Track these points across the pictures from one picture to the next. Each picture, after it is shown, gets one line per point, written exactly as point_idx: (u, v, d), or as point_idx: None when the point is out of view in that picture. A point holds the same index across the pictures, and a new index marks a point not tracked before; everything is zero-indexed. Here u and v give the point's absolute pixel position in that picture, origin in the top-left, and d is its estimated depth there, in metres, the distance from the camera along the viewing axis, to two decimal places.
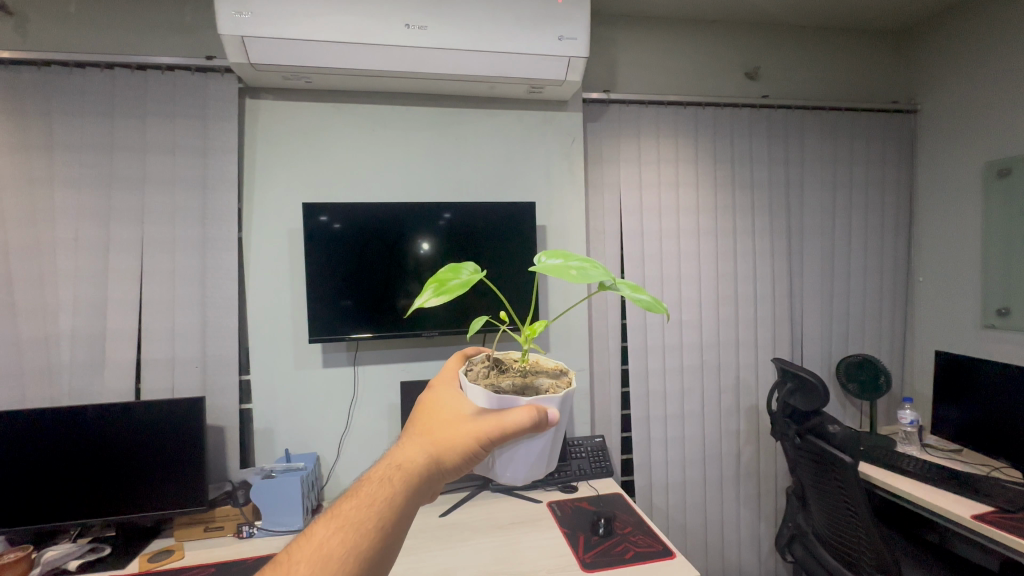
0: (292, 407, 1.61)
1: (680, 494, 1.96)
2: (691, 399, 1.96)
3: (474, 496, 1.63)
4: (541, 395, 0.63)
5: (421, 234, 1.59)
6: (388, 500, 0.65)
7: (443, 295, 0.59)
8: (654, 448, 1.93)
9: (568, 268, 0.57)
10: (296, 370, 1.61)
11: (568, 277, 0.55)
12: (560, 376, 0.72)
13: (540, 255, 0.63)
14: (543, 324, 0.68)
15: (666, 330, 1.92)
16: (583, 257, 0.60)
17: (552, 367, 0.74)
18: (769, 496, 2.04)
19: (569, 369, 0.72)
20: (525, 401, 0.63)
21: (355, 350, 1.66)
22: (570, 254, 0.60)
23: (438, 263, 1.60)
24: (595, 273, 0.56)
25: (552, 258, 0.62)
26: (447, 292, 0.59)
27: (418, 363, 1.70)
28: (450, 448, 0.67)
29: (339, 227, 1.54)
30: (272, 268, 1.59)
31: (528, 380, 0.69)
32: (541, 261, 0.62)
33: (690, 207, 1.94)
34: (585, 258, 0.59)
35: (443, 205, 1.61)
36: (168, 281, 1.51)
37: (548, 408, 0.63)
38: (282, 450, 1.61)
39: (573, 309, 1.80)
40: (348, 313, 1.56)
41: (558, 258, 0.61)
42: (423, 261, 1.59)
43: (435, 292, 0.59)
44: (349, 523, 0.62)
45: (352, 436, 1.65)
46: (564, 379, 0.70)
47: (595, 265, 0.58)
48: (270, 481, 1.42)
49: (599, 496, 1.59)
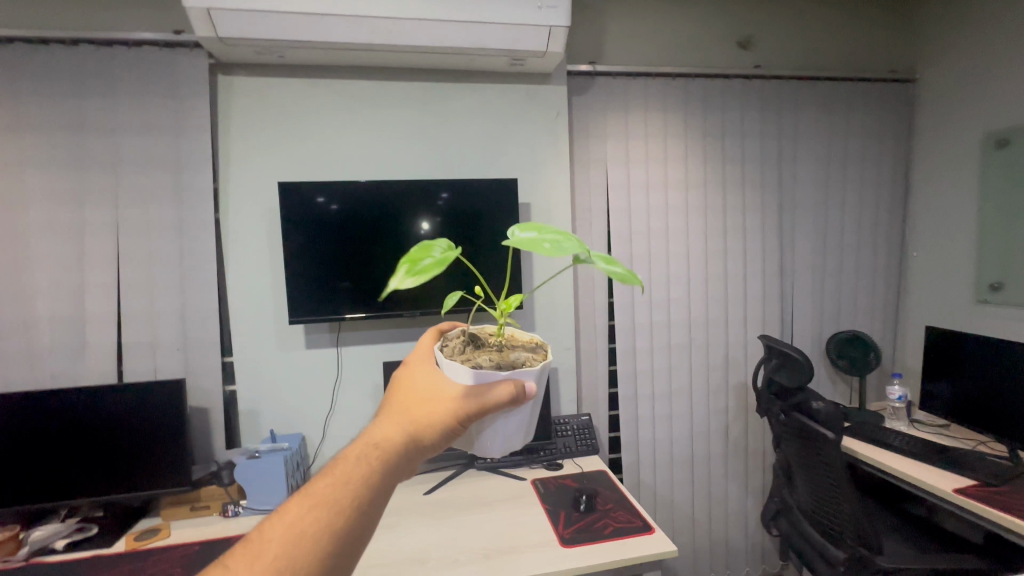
0: (276, 388, 1.61)
1: (667, 470, 1.97)
2: (679, 376, 1.95)
3: (459, 474, 1.63)
4: (518, 371, 0.74)
5: (422, 214, 1.57)
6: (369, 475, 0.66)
7: (414, 276, 0.60)
8: (642, 425, 1.94)
9: (541, 241, 0.57)
10: (279, 350, 1.61)
11: (542, 252, 0.55)
12: (533, 348, 0.83)
13: (512, 228, 0.62)
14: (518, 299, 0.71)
15: (654, 308, 1.90)
16: (556, 228, 0.60)
17: (526, 341, 0.85)
18: (757, 471, 2.04)
19: (542, 341, 0.83)
20: (504, 376, 0.74)
21: (338, 330, 1.65)
22: (543, 226, 0.60)
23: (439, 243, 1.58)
24: (568, 246, 0.56)
25: (525, 230, 0.61)
26: (420, 273, 0.61)
27: (401, 344, 1.69)
28: (431, 424, 0.72)
29: (335, 208, 1.53)
30: (251, 249, 1.57)
31: (504, 354, 0.78)
32: (514, 234, 0.61)
33: (679, 183, 1.90)
34: (559, 230, 0.59)
35: (440, 185, 1.59)
36: (146, 263, 1.49)
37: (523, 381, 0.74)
38: (267, 430, 1.62)
39: (558, 285, 1.78)
40: (331, 293, 1.55)
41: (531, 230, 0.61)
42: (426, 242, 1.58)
43: (407, 274, 0.60)
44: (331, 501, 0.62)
45: (336, 418, 1.66)
46: (538, 352, 0.81)
47: (569, 237, 0.59)
48: (254, 462, 1.43)
49: (583, 473, 1.60)
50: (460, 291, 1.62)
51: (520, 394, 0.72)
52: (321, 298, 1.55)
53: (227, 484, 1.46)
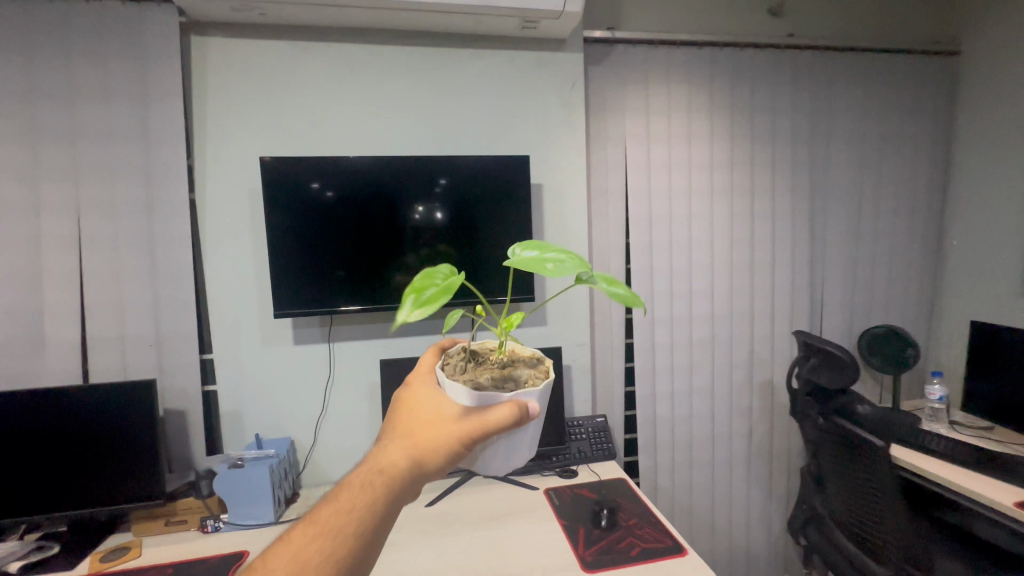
0: (262, 388, 1.46)
1: (686, 475, 1.83)
2: (700, 374, 1.80)
3: (465, 483, 1.49)
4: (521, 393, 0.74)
5: (416, 202, 1.41)
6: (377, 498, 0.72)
7: (421, 306, 0.55)
8: (660, 427, 1.79)
9: (551, 261, 0.57)
10: (264, 346, 1.45)
11: (557, 273, 0.54)
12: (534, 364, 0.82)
13: (515, 248, 0.61)
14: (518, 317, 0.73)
15: (674, 300, 1.75)
16: (561, 248, 0.61)
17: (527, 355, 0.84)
18: (781, 475, 1.91)
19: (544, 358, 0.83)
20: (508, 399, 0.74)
21: (329, 325, 1.49)
22: (549, 246, 0.60)
23: (431, 232, 1.42)
24: (577, 265, 0.56)
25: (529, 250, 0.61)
26: (426, 303, 0.56)
27: (397, 339, 1.53)
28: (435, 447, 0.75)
29: (330, 196, 1.36)
30: (232, 234, 1.40)
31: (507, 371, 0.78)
32: (519, 255, 0.61)
33: (704, 164, 1.73)
34: (562, 249, 0.60)
35: (437, 169, 1.42)
36: (111, 248, 1.32)
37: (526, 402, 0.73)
38: (252, 435, 1.46)
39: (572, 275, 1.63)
40: (320, 285, 1.39)
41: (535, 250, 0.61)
42: (417, 227, 1.41)
43: (414, 305, 0.55)
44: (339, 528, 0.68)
45: (329, 421, 1.51)
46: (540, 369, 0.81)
47: (574, 256, 0.59)
48: (236, 472, 1.28)
49: (601, 482, 1.46)
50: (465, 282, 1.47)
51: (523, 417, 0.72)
52: (309, 292, 1.39)
53: (207, 496, 1.31)
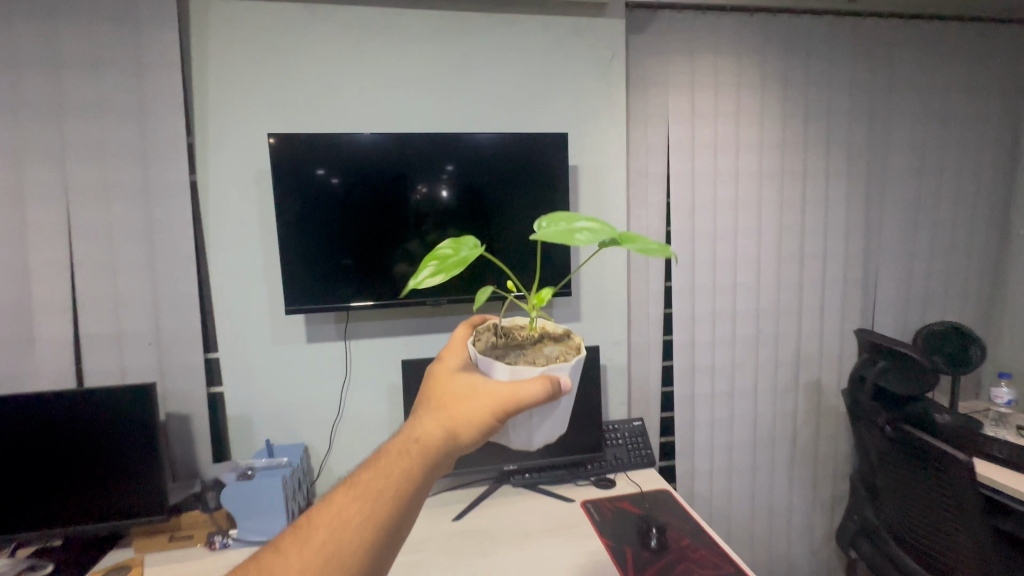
0: (272, 389, 1.34)
1: (726, 481, 1.70)
2: (743, 374, 1.67)
3: (493, 493, 1.37)
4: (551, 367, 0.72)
5: (416, 182, 1.26)
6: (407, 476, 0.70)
7: (442, 273, 0.57)
8: (699, 430, 1.66)
9: (571, 232, 0.55)
10: (274, 344, 1.32)
11: (570, 242, 0.53)
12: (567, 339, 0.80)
13: (540, 218, 0.60)
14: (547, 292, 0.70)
15: (717, 294, 1.61)
16: (588, 220, 0.58)
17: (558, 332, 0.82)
18: (827, 482, 1.78)
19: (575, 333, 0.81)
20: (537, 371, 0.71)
21: (345, 321, 1.35)
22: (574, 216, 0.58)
23: (434, 216, 1.28)
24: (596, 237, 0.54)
25: (556, 221, 0.60)
26: (446, 270, 0.57)
27: (418, 337, 1.40)
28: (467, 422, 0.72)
29: (336, 182, 1.22)
30: (237, 221, 1.26)
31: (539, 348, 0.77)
32: (544, 225, 0.59)
33: (753, 145, 1.57)
34: (591, 220, 0.57)
35: (446, 150, 1.27)
36: (105, 237, 1.19)
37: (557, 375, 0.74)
38: (262, 440, 1.35)
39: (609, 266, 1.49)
40: (329, 277, 1.26)
41: (559, 222, 0.59)
42: (416, 211, 1.27)
43: (433, 271, 0.57)
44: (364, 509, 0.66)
45: (345, 425, 1.39)
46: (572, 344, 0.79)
47: (599, 227, 0.56)
48: (247, 484, 1.16)
49: (643, 494, 1.33)
50: (493, 275, 1.33)
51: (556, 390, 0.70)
52: (316, 284, 1.26)
53: (213, 510, 1.20)
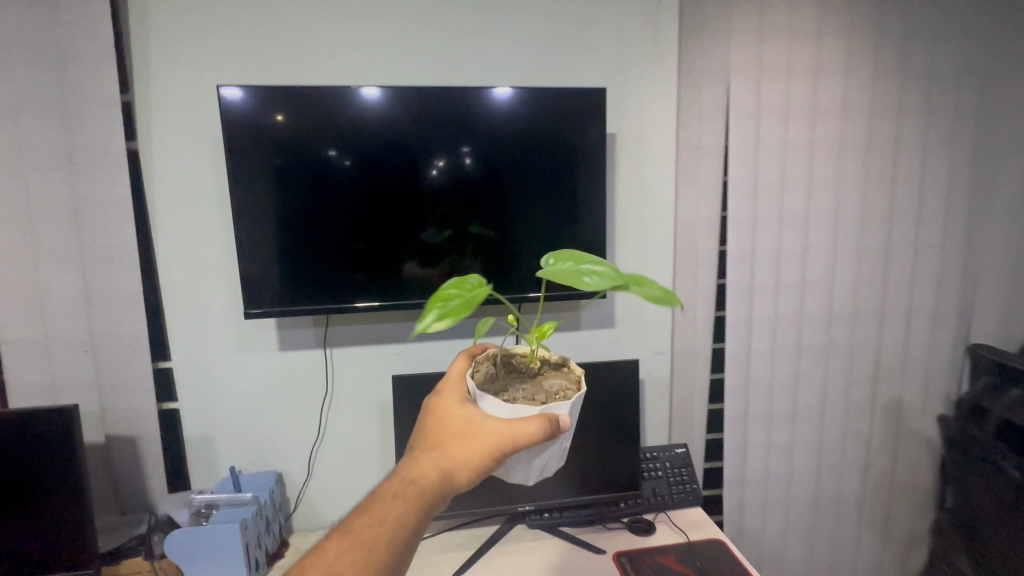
0: (240, 406, 1.11)
1: (782, 517, 1.43)
2: (808, 390, 1.38)
3: (505, 536, 1.12)
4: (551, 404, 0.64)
5: (433, 156, 1.02)
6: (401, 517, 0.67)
7: (447, 318, 0.50)
8: (752, 457, 1.39)
9: (580, 275, 0.56)
10: (241, 352, 1.09)
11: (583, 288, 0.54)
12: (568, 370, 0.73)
13: (546, 256, 0.63)
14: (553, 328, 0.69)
15: (780, 295, 1.32)
16: (594, 258, 0.60)
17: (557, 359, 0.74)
18: (902, 517, 1.49)
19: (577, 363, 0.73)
20: (537, 410, 0.65)
21: (326, 326, 1.11)
22: (581, 256, 0.60)
23: (454, 199, 1.05)
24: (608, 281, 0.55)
25: (561, 259, 0.62)
26: (451, 314, 0.50)
27: (417, 345, 1.15)
28: (462, 461, 0.67)
29: (346, 163, 1.00)
30: (190, 200, 1.02)
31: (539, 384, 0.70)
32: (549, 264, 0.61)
33: (832, 110, 1.26)
34: (595, 260, 0.59)
35: (468, 118, 1.03)
36: (22, 219, 0.95)
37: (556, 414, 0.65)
38: (226, 466, 1.12)
39: (644, 259, 1.26)
40: (325, 274, 1.03)
41: (566, 259, 0.61)
42: (434, 192, 1.04)
43: (438, 315, 0.50)
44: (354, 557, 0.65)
45: (327, 449, 1.15)
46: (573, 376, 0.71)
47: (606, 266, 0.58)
48: (197, 531, 0.94)
49: (691, 548, 1.08)
50: (520, 272, 1.09)
51: (556, 430, 0.62)
52: (309, 283, 1.03)
53: (156, 559, 1.01)
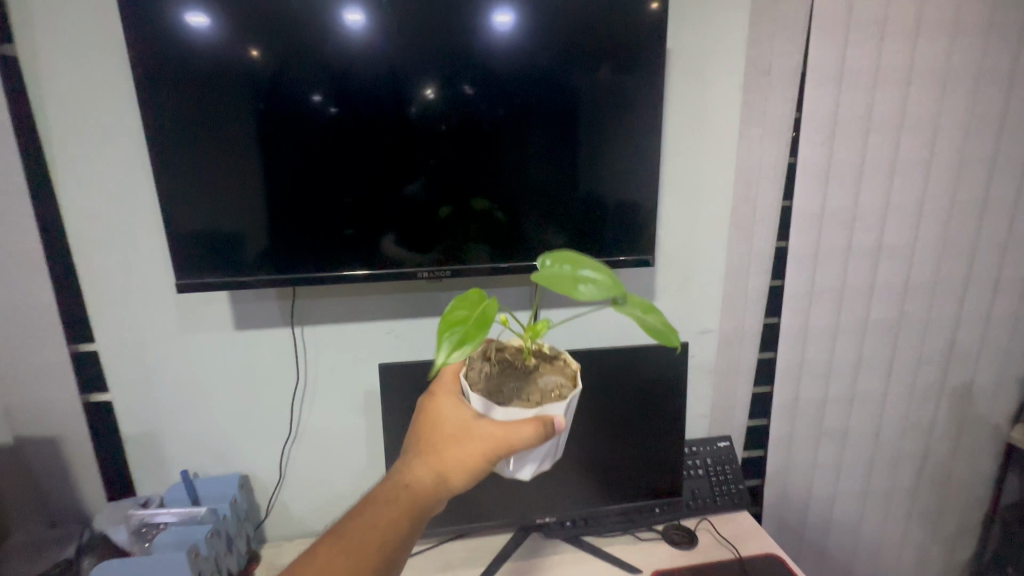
0: (189, 397, 0.89)
1: (825, 511, 1.27)
2: (869, 373, 1.18)
3: (518, 549, 0.94)
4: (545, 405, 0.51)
5: (421, 80, 0.76)
6: (382, 541, 0.52)
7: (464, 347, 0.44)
8: (798, 447, 1.21)
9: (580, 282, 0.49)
10: (184, 330, 0.86)
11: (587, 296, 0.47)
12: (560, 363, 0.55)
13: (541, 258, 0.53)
14: (549, 326, 0.52)
15: (850, 262, 1.09)
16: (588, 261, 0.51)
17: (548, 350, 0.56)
18: (956, 510, 1.33)
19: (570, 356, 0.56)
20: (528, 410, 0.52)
21: (294, 297, 0.87)
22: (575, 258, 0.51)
23: (460, 139, 0.79)
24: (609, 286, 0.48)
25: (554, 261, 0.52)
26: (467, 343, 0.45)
27: (411, 323, 0.92)
28: (452, 463, 0.55)
29: (311, 86, 0.73)
30: (95, 129, 0.77)
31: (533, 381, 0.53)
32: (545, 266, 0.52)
33: (939, 27, 0.99)
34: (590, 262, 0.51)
35: (477, 27, 0.76)
36: None
37: (555, 416, 0.51)
38: (175, 468, 0.91)
39: (692, 216, 1.01)
40: (291, 236, 0.78)
41: (565, 262, 0.51)
42: (434, 131, 0.78)
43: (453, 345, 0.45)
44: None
45: (302, 446, 0.94)
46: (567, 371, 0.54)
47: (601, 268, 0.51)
48: (130, 563, 0.73)
49: (742, 565, 0.90)
50: (544, 234, 0.85)
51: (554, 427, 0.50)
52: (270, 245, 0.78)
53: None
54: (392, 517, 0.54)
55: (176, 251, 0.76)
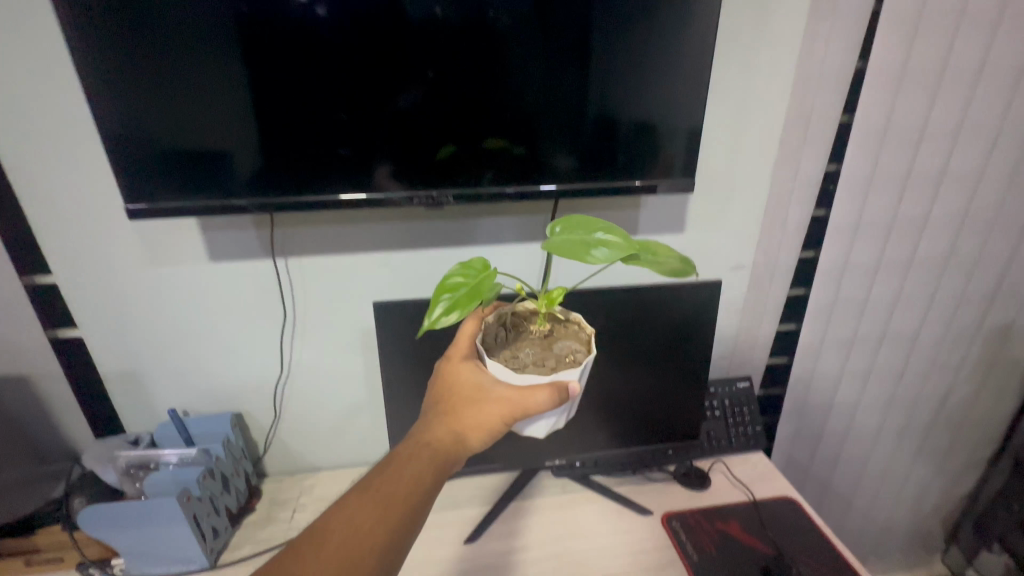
0: (168, 335, 0.81)
1: (836, 448, 1.25)
2: (906, 313, 1.09)
3: (526, 488, 0.91)
4: (560, 371, 0.51)
5: None
6: (407, 498, 0.50)
7: (456, 308, 0.48)
8: (817, 387, 1.15)
9: (589, 244, 0.50)
10: (152, 261, 0.76)
11: (594, 260, 0.49)
12: (577, 331, 0.56)
13: (552, 223, 0.54)
14: (564, 293, 0.55)
15: (907, 191, 0.96)
16: (598, 220, 0.53)
17: (565, 318, 0.58)
18: (968, 448, 1.32)
19: (587, 324, 0.57)
20: (542, 375, 0.51)
21: (275, 225, 0.76)
22: (585, 218, 0.53)
23: (471, 31, 0.63)
24: (619, 248, 0.49)
25: (565, 225, 0.54)
26: (458, 304, 0.48)
27: (409, 255, 0.81)
28: (470, 425, 0.53)
29: None
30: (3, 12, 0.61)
31: (547, 346, 0.54)
32: (555, 231, 0.53)
33: None
34: (599, 223, 0.52)
35: None
36: None
37: (568, 382, 0.50)
38: (163, 406, 0.86)
39: (735, 135, 0.87)
40: (259, 148, 0.65)
41: (580, 228, 0.52)
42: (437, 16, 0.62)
43: (447, 305, 0.49)
44: (353, 549, 0.46)
45: (297, 385, 0.88)
46: (583, 339, 0.55)
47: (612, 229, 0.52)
48: (119, 507, 0.69)
49: (756, 508, 0.87)
50: (563, 152, 0.71)
51: (568, 393, 0.50)
52: (233, 158, 0.65)
53: (71, 534, 0.75)
54: (415, 474, 0.51)
55: (115, 160, 0.62)
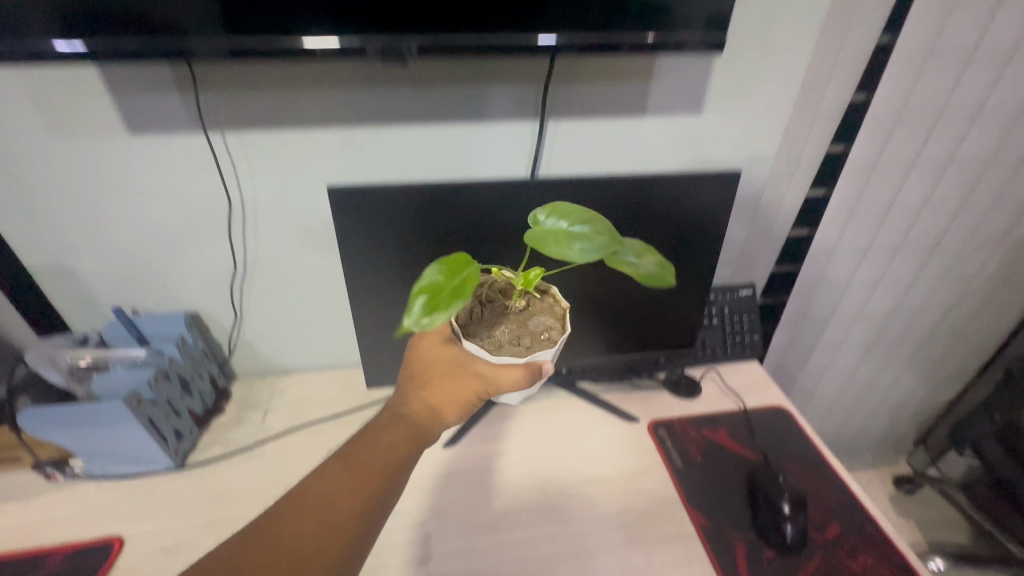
0: (97, 224, 0.70)
1: (828, 358, 1.22)
2: (931, 219, 0.99)
3: None
4: (536, 350, 0.48)
5: None
6: (383, 469, 0.49)
7: (435, 310, 0.41)
8: (820, 295, 1.09)
9: (570, 239, 0.46)
10: (58, 132, 0.63)
11: (572, 258, 0.45)
12: (553, 305, 0.52)
13: (537, 210, 0.50)
14: (542, 275, 0.51)
15: (968, 71, 0.80)
16: (586, 211, 0.48)
17: (541, 292, 0.54)
18: (959, 360, 1.30)
19: (564, 299, 0.53)
20: (517, 355, 0.48)
21: (202, 88, 0.62)
22: (572, 209, 0.48)
23: None
24: (601, 246, 0.45)
25: (551, 214, 0.49)
26: (437, 306, 0.41)
27: (374, 133, 0.68)
28: (442, 399, 0.52)
29: None
30: None
31: (521, 322, 0.51)
32: (540, 220, 0.49)
33: None
34: (586, 215, 0.47)
35: None
36: None
37: (543, 362, 0.48)
38: (107, 304, 0.78)
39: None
40: None
41: (562, 218, 0.48)
42: None
43: (426, 307, 0.41)
44: (329, 517, 0.45)
45: (256, 284, 0.80)
46: (559, 314, 0.52)
47: (600, 224, 0.46)
48: (64, 409, 0.64)
49: (746, 417, 0.85)
50: None
51: (540, 371, 0.48)
52: None
53: (21, 436, 0.68)
54: (392, 445, 0.50)
55: None
